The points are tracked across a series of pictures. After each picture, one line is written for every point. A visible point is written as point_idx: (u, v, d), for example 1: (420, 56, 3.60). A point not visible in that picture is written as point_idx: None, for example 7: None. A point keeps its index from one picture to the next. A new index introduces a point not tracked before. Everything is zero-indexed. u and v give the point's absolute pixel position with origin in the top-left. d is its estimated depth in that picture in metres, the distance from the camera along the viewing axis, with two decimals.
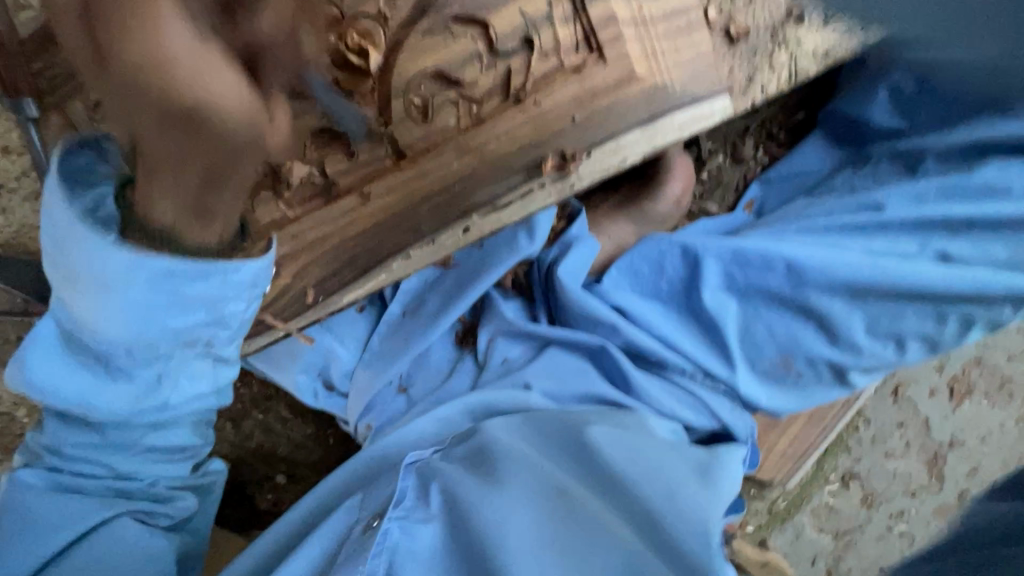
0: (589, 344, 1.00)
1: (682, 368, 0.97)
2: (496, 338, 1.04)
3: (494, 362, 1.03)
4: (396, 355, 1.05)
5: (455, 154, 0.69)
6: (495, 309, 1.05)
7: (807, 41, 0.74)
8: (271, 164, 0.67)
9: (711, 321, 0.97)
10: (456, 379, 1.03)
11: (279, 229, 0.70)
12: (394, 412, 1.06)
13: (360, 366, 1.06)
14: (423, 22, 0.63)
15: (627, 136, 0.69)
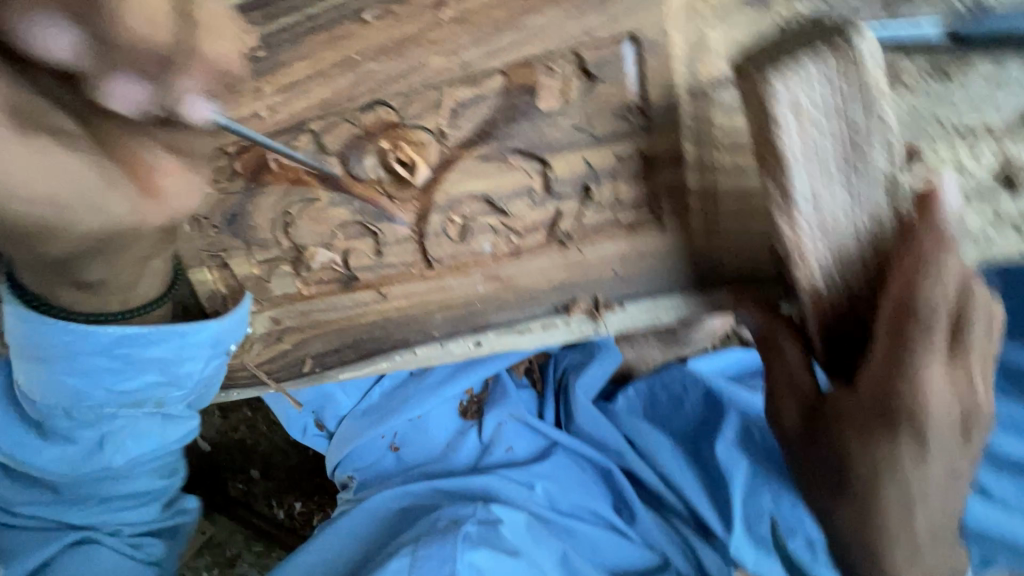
0: (594, 460, 1.02)
1: (677, 510, 0.96)
2: (501, 425, 1.04)
3: (496, 448, 1.03)
4: (392, 413, 1.03)
5: (482, 278, 0.65)
6: (506, 397, 1.03)
7: None
8: (297, 245, 0.65)
9: (720, 474, 0.94)
10: (456, 455, 1.04)
11: (291, 302, 0.69)
12: (382, 466, 1.07)
13: (354, 413, 1.06)
14: (481, 147, 0.59)
15: (669, 300, 0.65)
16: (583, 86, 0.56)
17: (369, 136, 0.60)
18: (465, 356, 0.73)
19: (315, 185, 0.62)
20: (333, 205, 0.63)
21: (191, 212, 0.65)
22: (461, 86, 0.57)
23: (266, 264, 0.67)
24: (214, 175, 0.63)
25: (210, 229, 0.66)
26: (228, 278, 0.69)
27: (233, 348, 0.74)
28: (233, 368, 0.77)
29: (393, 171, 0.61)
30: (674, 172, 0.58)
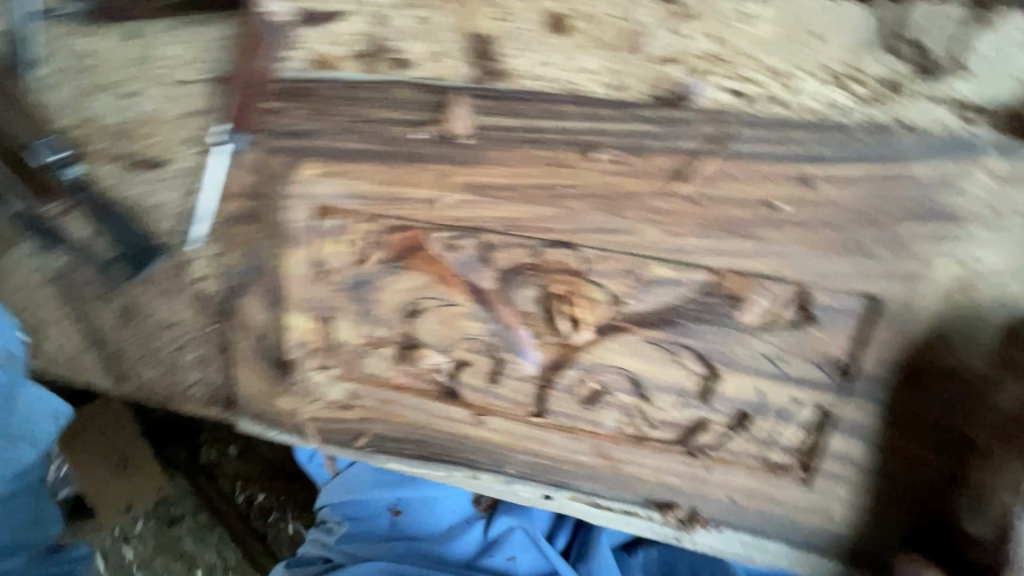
0: None
1: None
2: (512, 532, 1.00)
3: (496, 554, 0.99)
4: (408, 478, 1.01)
5: (589, 448, 0.59)
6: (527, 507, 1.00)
7: None
8: (413, 337, 0.59)
9: None
10: (455, 546, 0.99)
11: (377, 385, 0.63)
12: (378, 524, 1.04)
13: (373, 462, 1.03)
14: (655, 331, 0.53)
15: (769, 543, 0.59)
16: (794, 320, 0.50)
17: (541, 272, 0.54)
18: (526, 503, 0.66)
19: (460, 291, 0.56)
20: (470, 316, 0.57)
21: (318, 261, 0.60)
22: (662, 265, 0.51)
23: (371, 340, 0.61)
24: (359, 237, 0.58)
25: (330, 284, 0.60)
26: (324, 335, 0.63)
27: (295, 396, 0.68)
28: (284, 411, 0.71)
29: (550, 314, 0.55)
30: (846, 439, 0.52)
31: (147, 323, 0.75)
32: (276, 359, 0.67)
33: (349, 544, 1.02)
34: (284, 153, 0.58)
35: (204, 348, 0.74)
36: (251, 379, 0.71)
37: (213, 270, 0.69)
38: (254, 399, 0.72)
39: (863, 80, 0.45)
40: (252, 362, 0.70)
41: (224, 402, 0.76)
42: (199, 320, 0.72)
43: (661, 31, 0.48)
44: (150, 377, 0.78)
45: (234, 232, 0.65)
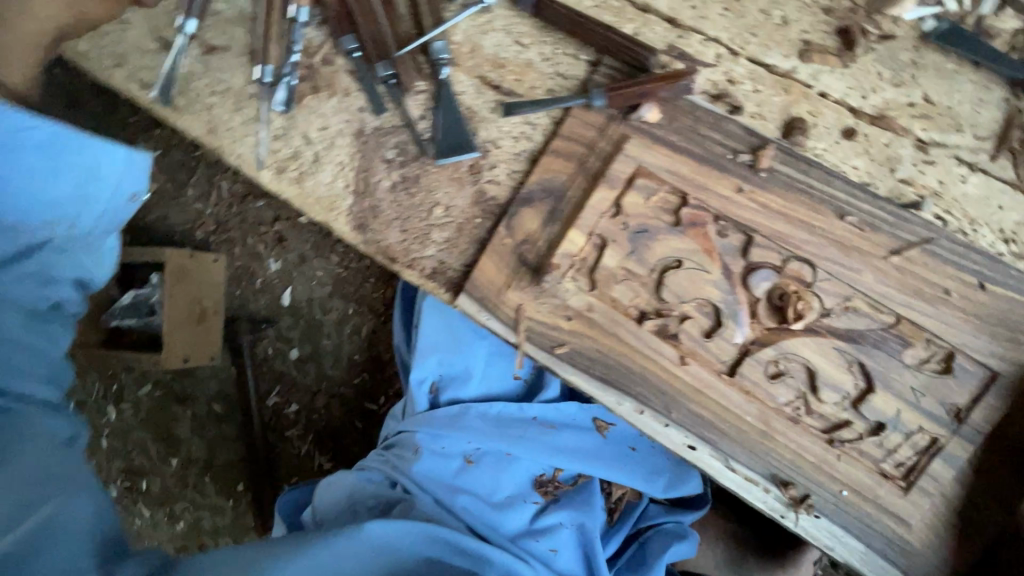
0: None
1: None
2: (571, 525, 1.01)
3: (541, 543, 0.99)
4: (497, 431, 1.03)
5: (755, 412, 0.78)
6: (593, 507, 1.02)
7: None
8: (663, 283, 0.79)
9: None
10: (513, 517, 1.00)
11: (613, 307, 0.81)
12: (447, 468, 1.02)
13: (469, 403, 1.06)
14: (842, 343, 0.75)
15: (853, 542, 0.76)
16: (938, 370, 0.73)
17: (781, 273, 0.76)
18: (673, 448, 0.82)
19: (716, 264, 0.78)
20: (714, 284, 0.78)
21: (618, 203, 0.81)
22: (865, 301, 0.75)
23: (628, 273, 0.81)
24: (659, 200, 0.80)
25: (618, 222, 0.81)
26: (589, 255, 0.82)
27: (530, 294, 0.85)
28: (509, 303, 0.86)
29: (774, 304, 0.77)
30: (943, 468, 0.73)
31: (419, 196, 0.92)
32: (531, 260, 0.85)
33: (420, 475, 1.01)
34: (628, 126, 0.82)
35: (458, 232, 0.91)
36: (492, 269, 0.87)
37: (508, 179, 0.89)
38: (485, 285, 0.87)
39: (1016, 243, 0.74)
40: (502, 256, 0.87)
41: (448, 280, 0.90)
42: (469, 210, 0.90)
43: (909, 166, 0.77)
44: (390, 237, 0.93)
45: (547, 161, 0.87)
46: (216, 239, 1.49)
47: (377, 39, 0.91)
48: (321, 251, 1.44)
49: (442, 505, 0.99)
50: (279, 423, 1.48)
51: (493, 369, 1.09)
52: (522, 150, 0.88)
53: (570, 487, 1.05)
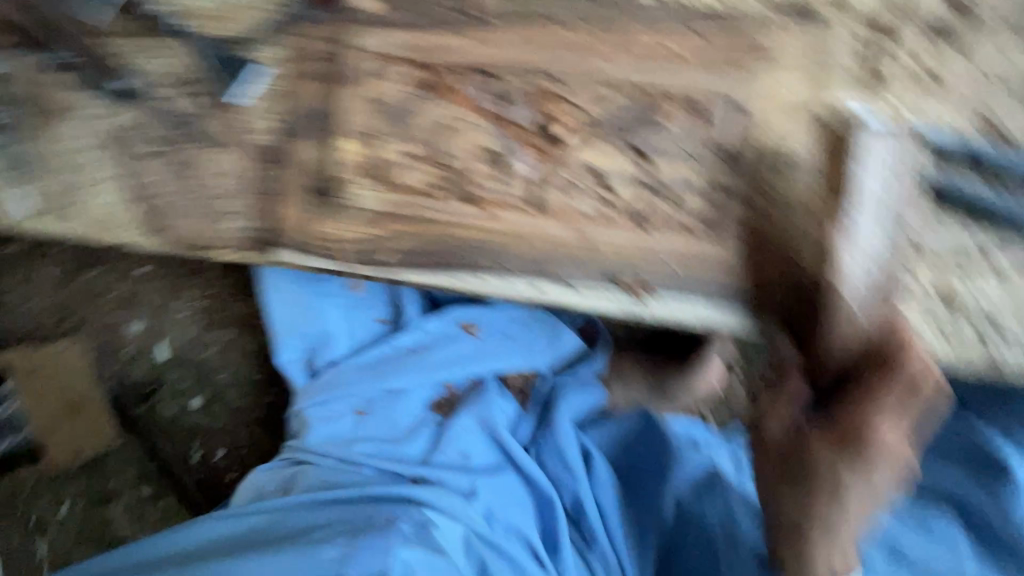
0: (544, 490, 1.03)
1: (607, 558, 1.00)
2: (471, 426, 1.03)
3: (448, 449, 1.02)
4: (375, 372, 1.06)
5: (569, 229, 0.82)
6: (485, 400, 1.05)
7: None
8: (443, 153, 0.81)
9: (652, 523, 1.03)
10: (412, 445, 1.02)
11: (411, 194, 0.84)
12: (341, 426, 1.04)
13: (345, 360, 1.08)
14: (611, 135, 0.80)
15: (701, 305, 0.83)
16: None
17: (536, 98, 0.80)
18: (522, 296, 0.87)
19: (479, 115, 0.81)
20: (485, 133, 0.81)
21: (374, 99, 0.82)
22: None
23: (410, 159, 0.82)
24: (408, 80, 0.81)
25: (382, 116, 0.82)
26: (369, 158, 0.83)
27: (342, 220, 0.88)
28: (323, 236, 0.87)
29: (541, 126, 0.80)
30: (735, 204, 0.80)
31: (197, 177, 0.90)
32: (323, 188, 0.86)
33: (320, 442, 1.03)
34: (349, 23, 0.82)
35: (250, 196, 0.89)
36: (295, 214, 0.87)
37: (273, 124, 0.88)
38: (296, 231, 0.87)
39: None
40: (298, 197, 0.87)
41: (264, 244, 0.90)
42: (248, 169, 0.89)
43: None
44: (192, 228, 0.91)
45: None
46: (61, 329, 1.39)
47: (62, 32, 0.83)
48: (177, 291, 1.39)
49: (344, 459, 1.00)
50: (212, 475, 1.42)
51: (354, 321, 1.11)
52: None
53: (465, 395, 1.07)
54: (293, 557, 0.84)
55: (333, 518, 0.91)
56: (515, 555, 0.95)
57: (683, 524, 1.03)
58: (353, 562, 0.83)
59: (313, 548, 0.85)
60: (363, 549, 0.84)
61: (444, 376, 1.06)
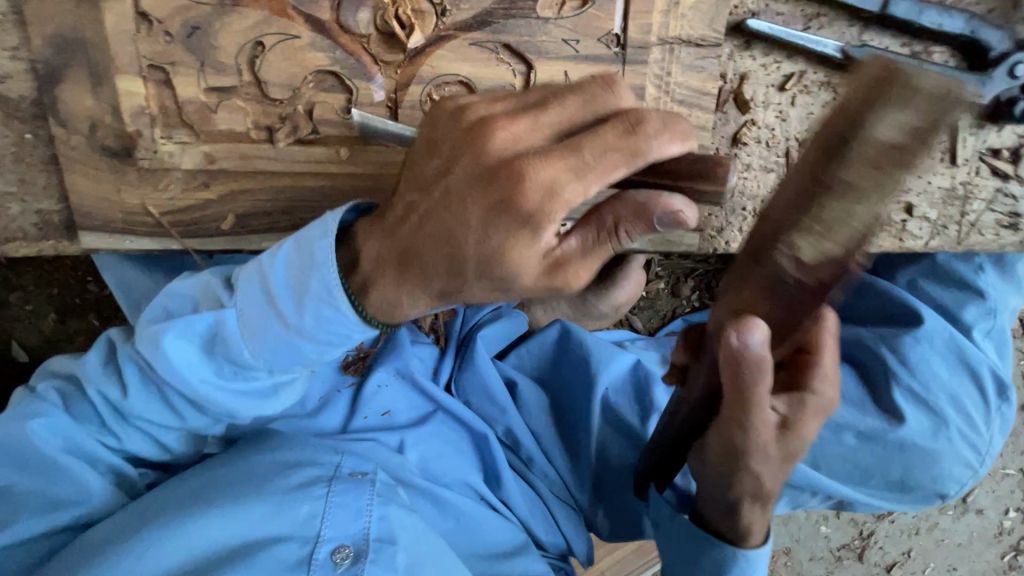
0: (475, 425, 0.99)
1: (546, 473, 1.01)
2: (387, 381, 0.97)
3: (367, 410, 0.95)
4: None
5: None
6: (398, 350, 0.98)
7: None
8: (262, 80, 0.62)
9: (581, 434, 1.02)
10: (327, 415, 0.94)
11: (233, 141, 0.64)
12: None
13: None
14: (475, 33, 0.63)
15: None
16: (579, 7, 0.64)
17: None
18: None
19: (300, 22, 0.61)
20: (313, 47, 0.62)
21: (143, 13, 0.60)
22: None
23: (217, 93, 0.62)
24: None
25: (161, 37, 0.60)
26: (164, 98, 0.62)
27: (146, 185, 0.67)
28: (136, 208, 0.68)
29: (384, 31, 0.62)
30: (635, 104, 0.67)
31: None
32: (113, 146, 0.65)
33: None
34: None
35: (22, 167, 0.68)
36: (86, 184, 0.67)
37: (18, 64, 0.64)
38: (94, 205, 0.68)
39: None
40: (85, 163, 0.66)
41: (60, 227, 0.70)
42: (10, 130, 0.66)
43: None
44: None
45: (37, 9, 0.61)
46: None
47: None
48: (13, 284, 1.15)
49: None
50: None
51: None
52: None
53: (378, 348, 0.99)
54: (256, 516, 0.73)
55: (289, 473, 0.78)
56: (456, 493, 0.93)
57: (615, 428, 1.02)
58: (329, 519, 0.75)
59: (281, 508, 0.74)
60: (340, 502, 0.76)
61: None
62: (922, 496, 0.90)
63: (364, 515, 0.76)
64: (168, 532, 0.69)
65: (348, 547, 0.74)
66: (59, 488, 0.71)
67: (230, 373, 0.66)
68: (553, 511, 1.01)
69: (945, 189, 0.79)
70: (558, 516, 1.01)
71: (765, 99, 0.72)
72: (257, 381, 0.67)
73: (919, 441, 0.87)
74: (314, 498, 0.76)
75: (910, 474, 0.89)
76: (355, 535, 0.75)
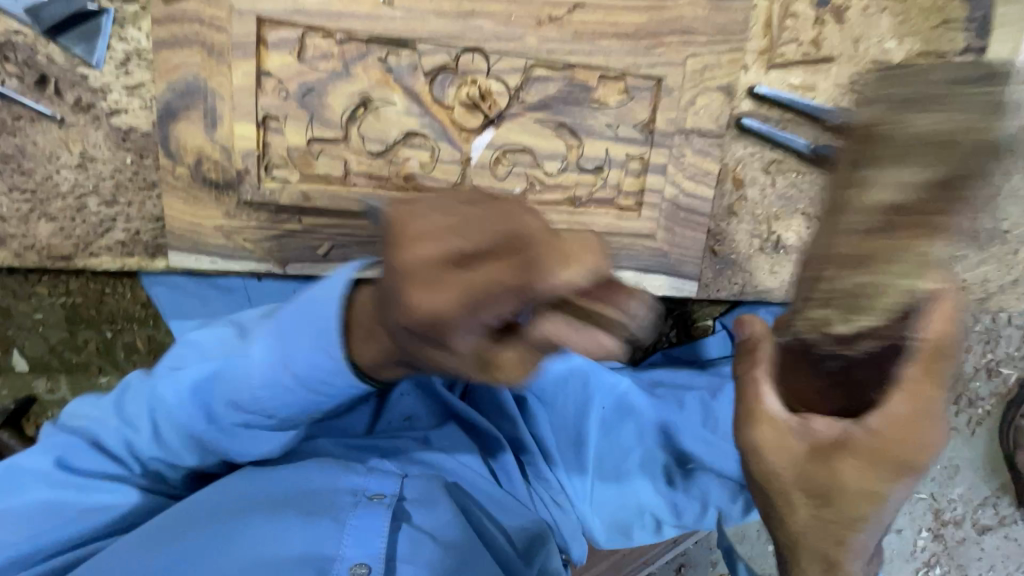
0: (484, 431, 1.09)
1: (547, 481, 1.11)
2: (406, 394, 1.10)
3: (391, 415, 1.09)
4: None
5: None
6: (421, 365, 1.10)
7: (784, 267, 0.95)
8: (364, 137, 0.74)
9: (580, 445, 1.14)
10: (356, 418, 1.06)
11: (329, 183, 0.75)
12: None
13: None
14: (538, 113, 0.78)
15: (625, 273, 0.90)
16: (620, 98, 0.80)
17: (459, 73, 0.75)
18: None
19: (396, 92, 0.74)
20: (407, 113, 0.74)
21: (264, 72, 0.70)
22: (539, 64, 0.76)
23: (319, 142, 0.74)
24: (307, 50, 0.71)
25: (279, 93, 0.71)
26: (273, 144, 0.73)
27: (240, 215, 0.76)
28: (226, 233, 0.76)
29: (464, 106, 0.75)
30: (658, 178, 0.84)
31: (37, 170, 0.72)
32: (218, 179, 0.74)
33: None
34: None
35: (120, 191, 0.75)
36: (182, 209, 0.75)
37: (133, 101, 0.72)
38: (189, 229, 0.76)
39: None
40: (184, 190, 0.74)
41: (146, 245, 0.77)
42: (116, 156, 0.74)
43: None
44: (43, 232, 0.74)
45: (163, 58, 0.70)
46: None
47: None
48: (27, 292, 1.16)
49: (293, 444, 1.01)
50: None
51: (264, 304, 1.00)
52: (122, 58, 0.71)
53: None
54: (290, 529, 0.77)
55: (318, 499, 0.80)
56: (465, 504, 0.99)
57: (605, 439, 1.15)
58: (348, 539, 0.77)
59: (308, 523, 0.77)
60: (357, 525, 0.78)
61: None
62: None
63: (381, 535, 0.77)
64: (222, 528, 0.75)
65: (365, 566, 0.75)
66: (90, 499, 0.80)
67: (236, 421, 0.71)
68: (558, 520, 1.09)
69: None
70: (558, 518, 1.09)
71: (754, 179, 0.92)
72: (257, 429, 0.72)
73: None
74: (335, 520, 0.78)
75: None
76: (373, 554, 0.76)
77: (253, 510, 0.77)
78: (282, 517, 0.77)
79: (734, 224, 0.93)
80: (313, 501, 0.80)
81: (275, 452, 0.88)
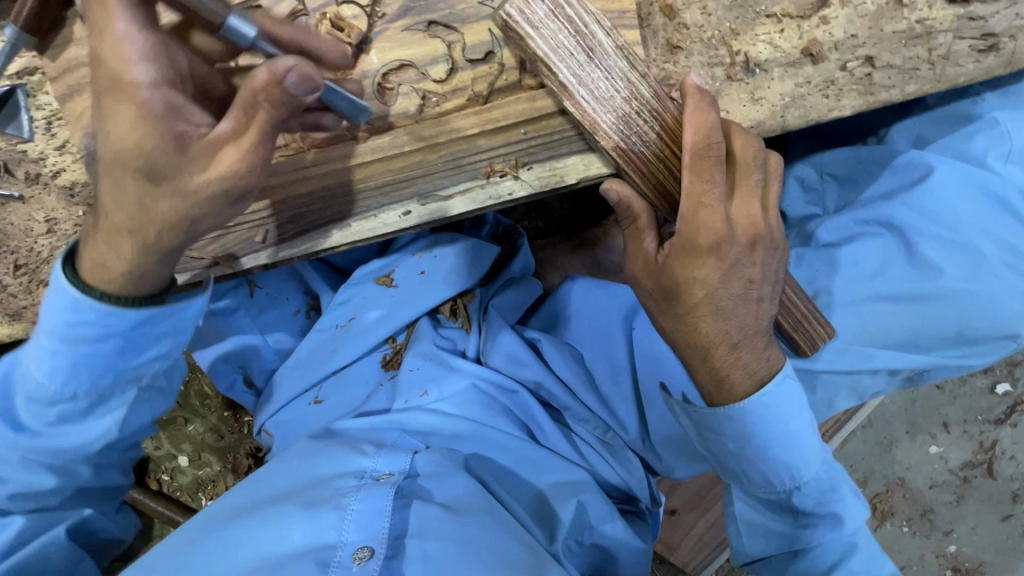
0: (504, 384, 1.02)
1: (585, 419, 1.02)
2: (421, 365, 1.02)
3: (407, 392, 1.01)
4: (320, 368, 1.05)
5: (408, 138, 0.75)
6: (427, 333, 1.05)
7: (767, 88, 0.78)
8: None
9: (620, 372, 1.04)
10: (373, 402, 1.01)
11: None
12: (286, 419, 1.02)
13: (279, 381, 1.07)
14: (403, 20, 0.73)
15: (570, 159, 0.77)
16: None
17: (310, 11, 0.72)
18: (396, 228, 0.79)
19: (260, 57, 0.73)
20: None
21: None
22: None
23: None
24: None
25: None
26: None
27: None
28: None
29: None
30: None
31: (22, 245, 0.83)
32: None
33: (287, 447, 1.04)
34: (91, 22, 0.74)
35: None
36: None
37: (66, 158, 0.80)
38: None
39: None
40: None
41: None
42: (73, 212, 0.82)
43: None
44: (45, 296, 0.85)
45: (70, 109, 0.77)
46: None
47: None
48: None
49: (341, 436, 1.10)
50: None
51: (269, 321, 1.10)
52: (45, 123, 0.79)
53: (405, 340, 1.08)
54: (288, 520, 0.76)
55: (322, 489, 0.80)
56: (494, 472, 0.94)
57: (647, 359, 1.01)
58: (350, 524, 0.75)
59: (309, 516, 0.76)
60: (360, 508, 0.77)
61: (382, 333, 1.05)
62: (821, 516, 0.81)
63: (382, 514, 0.76)
64: (223, 534, 0.76)
65: (365, 547, 0.73)
66: None
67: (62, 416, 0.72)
68: (603, 461, 1.00)
69: (908, 31, 0.78)
70: (607, 464, 1.00)
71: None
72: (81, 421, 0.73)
73: (966, 287, 0.85)
74: (337, 507, 0.77)
75: (969, 323, 0.87)
76: (373, 536, 0.74)
77: (250, 514, 0.78)
78: (281, 510, 0.77)
79: (683, 58, 0.77)
80: (312, 492, 0.80)
81: (298, 448, 0.90)
